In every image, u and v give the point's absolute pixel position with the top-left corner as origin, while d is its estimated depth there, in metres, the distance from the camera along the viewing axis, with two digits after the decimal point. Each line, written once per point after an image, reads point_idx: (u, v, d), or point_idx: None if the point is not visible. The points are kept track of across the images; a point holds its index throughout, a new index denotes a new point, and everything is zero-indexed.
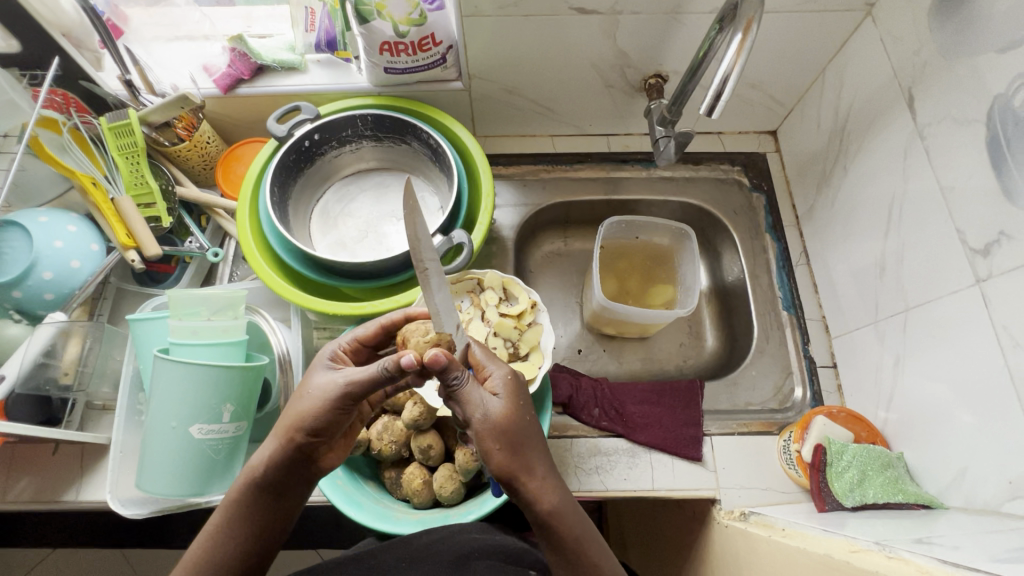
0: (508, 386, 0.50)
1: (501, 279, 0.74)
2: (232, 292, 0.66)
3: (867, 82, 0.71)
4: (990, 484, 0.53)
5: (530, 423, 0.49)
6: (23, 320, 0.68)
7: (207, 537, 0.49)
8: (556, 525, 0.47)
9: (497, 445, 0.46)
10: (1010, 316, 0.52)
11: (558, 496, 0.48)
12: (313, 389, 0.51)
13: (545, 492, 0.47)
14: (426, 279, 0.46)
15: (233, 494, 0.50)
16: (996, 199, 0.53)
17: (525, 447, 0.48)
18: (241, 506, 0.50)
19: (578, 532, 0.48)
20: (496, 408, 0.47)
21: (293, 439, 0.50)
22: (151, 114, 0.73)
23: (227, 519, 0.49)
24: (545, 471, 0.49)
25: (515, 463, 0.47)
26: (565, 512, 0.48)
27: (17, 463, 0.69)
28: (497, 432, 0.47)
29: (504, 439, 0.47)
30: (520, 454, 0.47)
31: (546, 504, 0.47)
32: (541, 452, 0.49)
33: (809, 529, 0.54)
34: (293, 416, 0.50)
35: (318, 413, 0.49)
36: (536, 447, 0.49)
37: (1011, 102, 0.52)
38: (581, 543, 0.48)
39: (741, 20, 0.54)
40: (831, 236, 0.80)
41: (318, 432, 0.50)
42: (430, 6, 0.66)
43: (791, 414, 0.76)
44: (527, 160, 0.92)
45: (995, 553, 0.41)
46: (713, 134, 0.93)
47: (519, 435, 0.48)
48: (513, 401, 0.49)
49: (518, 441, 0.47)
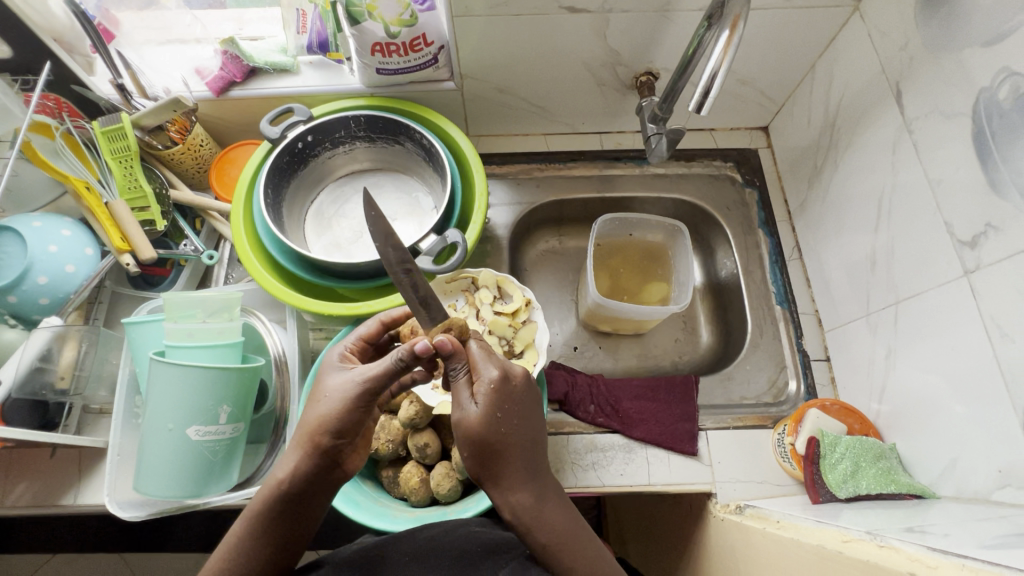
0: (488, 395, 0.48)
1: (495, 278, 0.74)
2: (227, 295, 0.67)
3: (855, 77, 0.71)
4: (980, 473, 0.54)
5: (506, 433, 0.48)
6: (18, 325, 0.68)
7: (231, 551, 0.48)
8: (520, 532, 0.48)
9: (465, 451, 0.48)
10: (998, 307, 0.52)
11: (523, 508, 0.48)
12: (331, 391, 0.51)
13: (508, 502, 0.48)
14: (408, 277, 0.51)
15: (257, 506, 0.49)
16: (983, 192, 0.54)
17: (494, 457, 0.48)
18: (266, 516, 0.48)
19: (544, 540, 0.48)
20: (468, 416, 0.47)
21: (318, 444, 0.49)
22: (143, 118, 0.72)
23: (252, 531, 0.48)
24: (517, 481, 0.48)
25: (481, 470, 0.48)
26: (529, 523, 0.48)
27: (16, 468, 0.69)
28: (465, 438, 0.48)
29: (473, 446, 0.48)
30: (488, 463, 0.48)
31: (506, 513, 0.48)
32: (517, 464, 0.48)
33: (802, 520, 0.55)
34: (314, 420, 0.50)
35: (340, 414, 0.49)
36: (508, 458, 0.48)
37: (996, 95, 0.52)
38: (549, 554, 0.48)
39: (728, 17, 0.55)
40: (823, 230, 0.81)
41: (342, 434, 0.50)
42: (421, 7, 0.66)
43: (785, 407, 0.77)
44: (521, 160, 0.93)
45: (984, 540, 0.42)
46: (705, 131, 0.94)
47: (490, 445, 0.47)
48: (487, 411, 0.47)
49: (488, 450, 0.47)
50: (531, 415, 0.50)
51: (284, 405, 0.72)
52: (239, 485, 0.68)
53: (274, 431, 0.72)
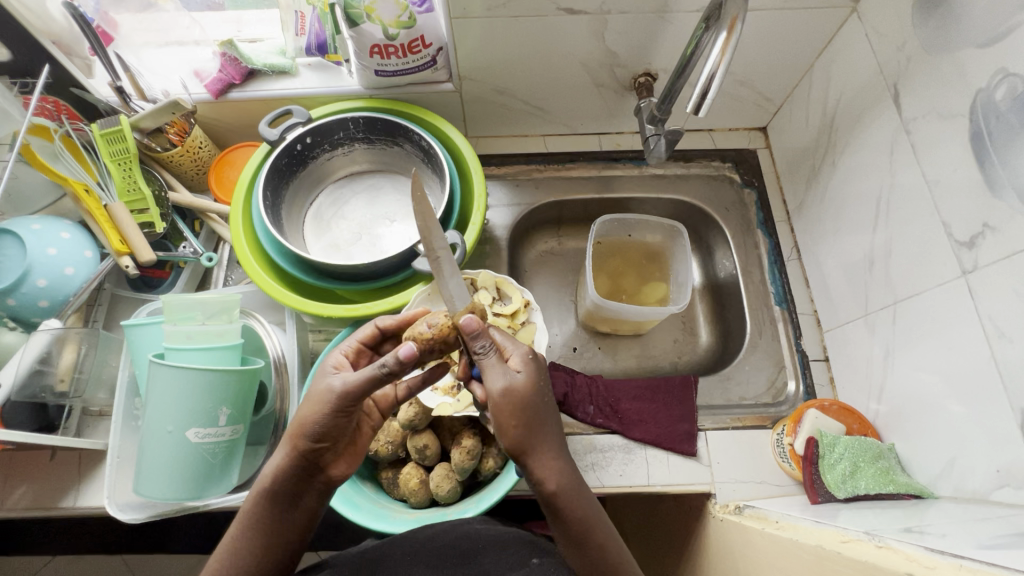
0: (530, 365, 0.49)
1: (494, 279, 0.74)
2: (226, 296, 0.67)
3: (852, 78, 0.72)
4: (978, 473, 0.54)
5: (546, 402, 0.49)
6: (18, 327, 0.69)
7: (222, 553, 0.50)
8: (562, 504, 0.48)
9: (512, 420, 0.47)
10: (996, 308, 0.52)
11: (566, 477, 0.48)
12: (313, 395, 0.51)
13: (553, 472, 0.48)
14: (437, 265, 0.51)
15: (246, 509, 0.51)
16: (980, 192, 0.54)
17: (538, 426, 0.48)
18: (252, 519, 0.50)
19: (582, 511, 0.48)
20: (517, 383, 0.47)
21: (297, 447, 0.50)
22: (142, 120, 0.72)
23: (241, 532, 0.50)
24: (555, 452, 0.49)
25: (527, 439, 0.47)
26: (571, 493, 0.48)
27: (15, 470, 0.69)
28: (513, 406, 0.47)
29: (520, 415, 0.47)
30: (533, 432, 0.48)
31: (551, 484, 0.47)
32: (554, 433, 0.49)
33: (801, 520, 0.55)
34: (294, 425, 0.51)
35: (318, 420, 0.49)
36: (549, 427, 0.49)
37: (993, 96, 0.52)
38: (586, 523, 0.48)
39: (726, 19, 0.55)
40: (821, 231, 0.81)
41: (320, 438, 0.50)
42: (419, 8, 0.66)
43: (784, 407, 0.77)
44: (520, 161, 0.93)
45: (982, 541, 0.42)
46: (704, 132, 0.94)
47: (535, 413, 0.48)
48: (534, 379, 0.48)
49: (532, 419, 0.48)
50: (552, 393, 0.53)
51: (283, 407, 0.72)
52: (239, 487, 0.68)
53: (273, 433, 0.72)
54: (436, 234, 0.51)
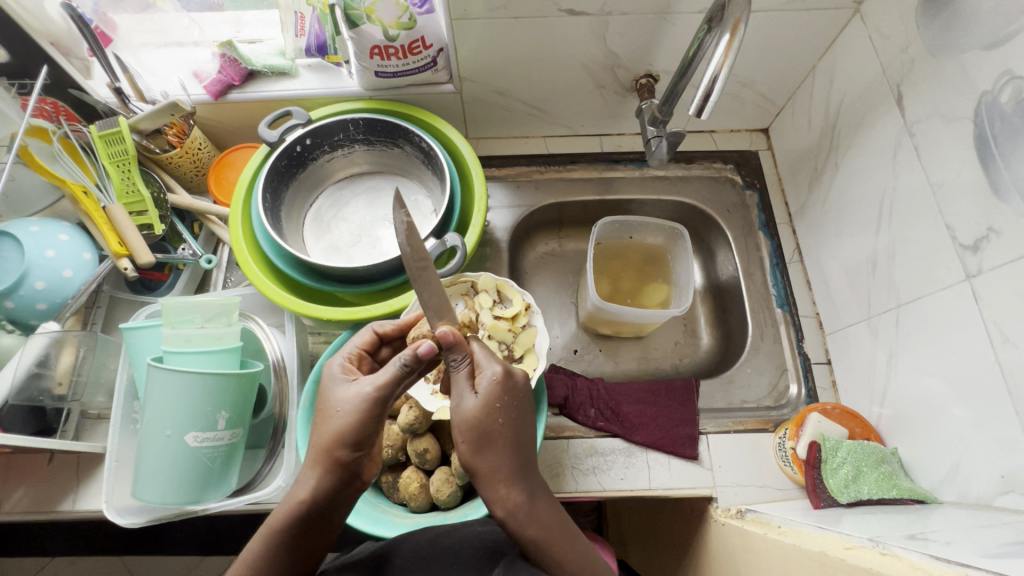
0: (490, 387, 0.49)
1: (494, 282, 0.73)
2: (226, 300, 0.66)
3: (855, 80, 0.71)
4: (982, 478, 0.53)
5: (501, 425, 0.49)
6: (17, 330, 0.68)
7: (246, 567, 0.48)
8: (511, 528, 0.48)
9: (461, 441, 0.49)
10: (1001, 312, 0.52)
11: (516, 503, 0.48)
12: (347, 402, 0.51)
13: (500, 496, 0.48)
14: (422, 280, 0.49)
15: (274, 523, 0.49)
16: (984, 195, 0.54)
17: (488, 449, 0.48)
18: (286, 533, 0.48)
19: (533, 535, 0.48)
20: (468, 406, 0.49)
21: (335, 457, 0.49)
22: (140, 122, 0.72)
23: (270, 545, 0.48)
24: (508, 477, 0.49)
25: (476, 461, 0.49)
26: (519, 518, 0.48)
27: (13, 473, 0.69)
28: (460, 427, 0.49)
29: (469, 435, 0.48)
30: (481, 455, 0.48)
31: (498, 508, 0.48)
32: (508, 458, 0.49)
33: (804, 526, 0.55)
34: (330, 434, 0.50)
35: (356, 426, 0.50)
36: (501, 450, 0.49)
37: (998, 97, 0.52)
38: (538, 548, 0.48)
39: (729, 20, 0.54)
40: (823, 233, 0.80)
41: (360, 446, 0.50)
42: (419, 9, 0.66)
43: (785, 411, 0.76)
44: (521, 162, 0.92)
45: (987, 549, 0.41)
46: (705, 133, 0.93)
47: (485, 436, 0.48)
48: (487, 402, 0.49)
49: (482, 441, 0.48)
50: (528, 413, 0.52)
51: (282, 410, 0.72)
52: (238, 491, 0.68)
53: (272, 436, 0.72)
54: (423, 248, 0.50)
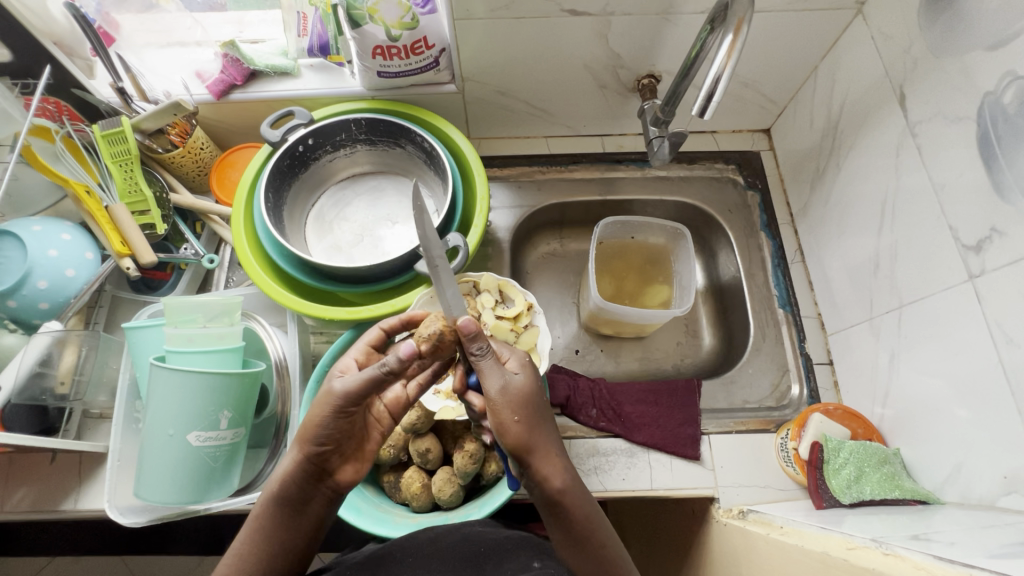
0: (525, 368, 0.50)
1: (497, 282, 0.73)
2: (227, 300, 0.66)
3: (858, 80, 0.71)
4: (985, 479, 0.53)
5: (544, 402, 0.50)
6: (19, 329, 0.68)
7: (235, 555, 0.49)
8: (567, 503, 0.47)
9: (514, 418, 0.47)
10: (1004, 313, 0.52)
11: (570, 475, 0.48)
12: (318, 398, 0.51)
13: (557, 470, 0.48)
14: (438, 275, 0.50)
15: (257, 512, 0.51)
16: (987, 195, 0.54)
17: (540, 424, 0.49)
18: (261, 522, 0.50)
19: (585, 509, 0.48)
20: (518, 382, 0.48)
21: (303, 451, 0.50)
22: (143, 121, 0.72)
23: (249, 537, 0.50)
24: (557, 451, 0.49)
25: (531, 436, 0.47)
26: (575, 490, 0.48)
27: (16, 472, 0.69)
28: (513, 404, 0.47)
29: (522, 411, 0.47)
30: (536, 429, 0.48)
31: (557, 481, 0.47)
32: (553, 434, 0.50)
33: (807, 526, 0.55)
34: (302, 428, 0.51)
35: (321, 423, 0.50)
36: (548, 425, 0.50)
37: (1001, 98, 0.52)
38: (591, 520, 0.48)
39: (732, 21, 0.54)
40: (826, 234, 0.80)
41: (324, 442, 0.50)
42: (422, 10, 0.66)
43: (788, 411, 0.76)
44: (522, 162, 0.92)
45: (990, 549, 0.41)
46: (707, 134, 0.93)
47: (535, 411, 0.49)
48: (531, 378, 0.50)
49: (534, 416, 0.48)
50: None
51: (284, 409, 0.72)
52: (240, 490, 0.68)
53: (274, 436, 0.72)
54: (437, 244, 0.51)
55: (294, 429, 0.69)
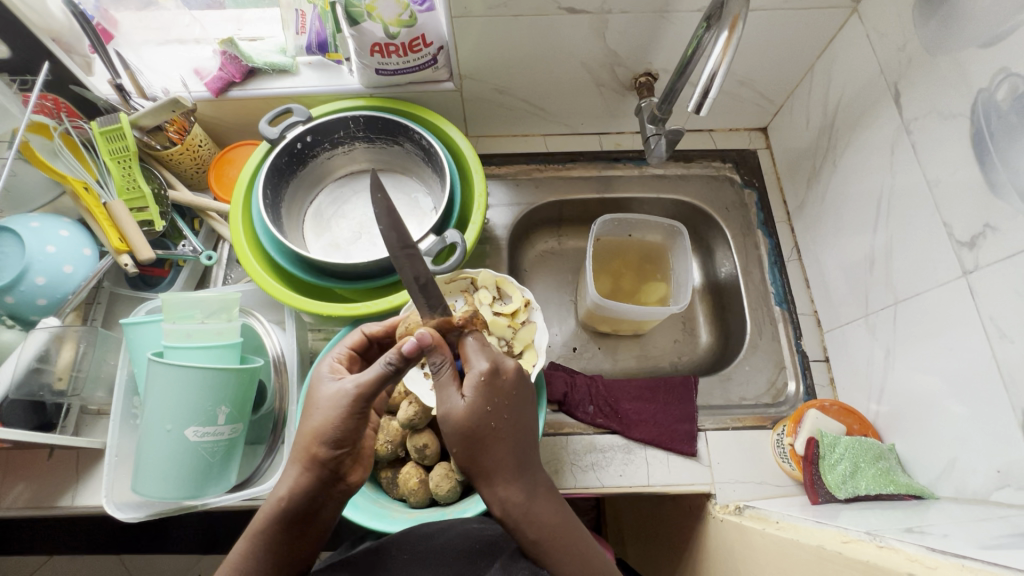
0: (478, 389, 0.47)
1: (494, 279, 0.74)
2: (223, 295, 0.66)
3: (853, 78, 0.72)
4: (979, 473, 0.54)
5: (494, 427, 0.48)
6: (16, 325, 0.69)
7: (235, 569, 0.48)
8: (511, 527, 0.48)
9: (453, 447, 0.48)
10: (997, 308, 0.52)
11: (512, 504, 0.47)
12: (323, 401, 0.51)
13: (498, 498, 0.48)
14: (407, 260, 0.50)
15: (258, 524, 0.49)
16: (982, 192, 0.54)
17: (484, 452, 0.47)
18: (262, 536, 0.49)
19: (533, 534, 0.47)
20: (454, 411, 0.47)
21: (315, 457, 0.50)
22: (141, 118, 0.71)
23: (251, 550, 0.49)
24: (505, 478, 0.48)
25: (472, 466, 0.48)
26: (519, 520, 0.47)
27: (13, 469, 0.69)
28: (453, 434, 0.47)
29: (461, 444, 0.47)
30: (476, 460, 0.47)
31: (497, 509, 0.48)
32: (505, 458, 0.48)
33: (802, 521, 0.55)
34: (308, 433, 0.50)
35: (334, 424, 0.49)
36: (498, 452, 0.48)
37: (994, 95, 0.52)
38: (538, 547, 0.47)
39: (727, 17, 0.54)
40: (822, 231, 0.81)
41: (339, 445, 0.50)
42: (420, 7, 0.66)
43: (784, 408, 0.77)
44: (519, 160, 0.93)
45: (984, 540, 0.42)
46: (703, 132, 0.94)
47: (478, 442, 0.47)
48: (477, 404, 0.47)
49: (474, 445, 0.47)
50: (523, 406, 0.50)
51: (282, 406, 0.72)
52: (238, 486, 0.68)
53: (272, 432, 0.72)
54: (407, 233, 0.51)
55: (293, 425, 0.69)
